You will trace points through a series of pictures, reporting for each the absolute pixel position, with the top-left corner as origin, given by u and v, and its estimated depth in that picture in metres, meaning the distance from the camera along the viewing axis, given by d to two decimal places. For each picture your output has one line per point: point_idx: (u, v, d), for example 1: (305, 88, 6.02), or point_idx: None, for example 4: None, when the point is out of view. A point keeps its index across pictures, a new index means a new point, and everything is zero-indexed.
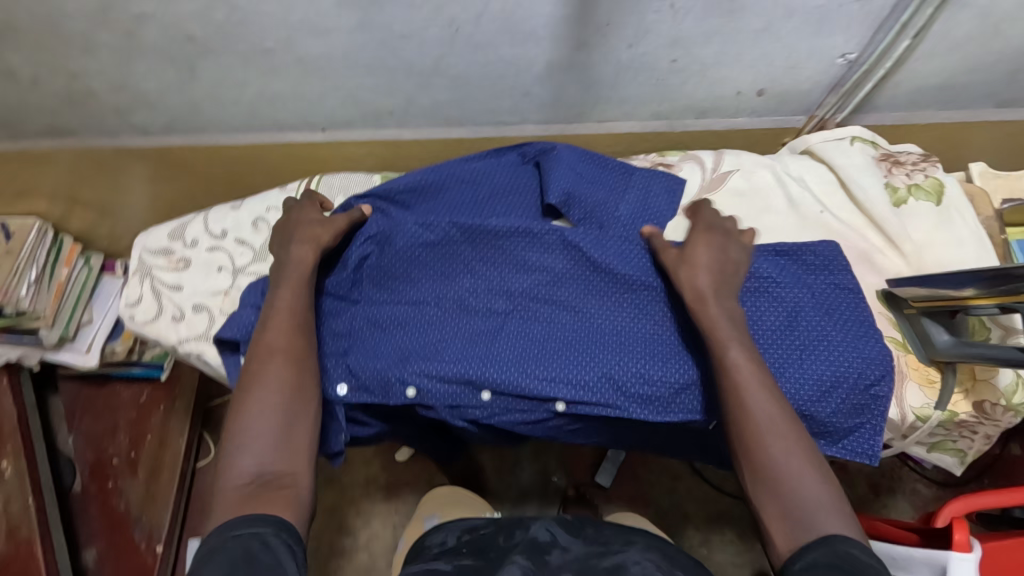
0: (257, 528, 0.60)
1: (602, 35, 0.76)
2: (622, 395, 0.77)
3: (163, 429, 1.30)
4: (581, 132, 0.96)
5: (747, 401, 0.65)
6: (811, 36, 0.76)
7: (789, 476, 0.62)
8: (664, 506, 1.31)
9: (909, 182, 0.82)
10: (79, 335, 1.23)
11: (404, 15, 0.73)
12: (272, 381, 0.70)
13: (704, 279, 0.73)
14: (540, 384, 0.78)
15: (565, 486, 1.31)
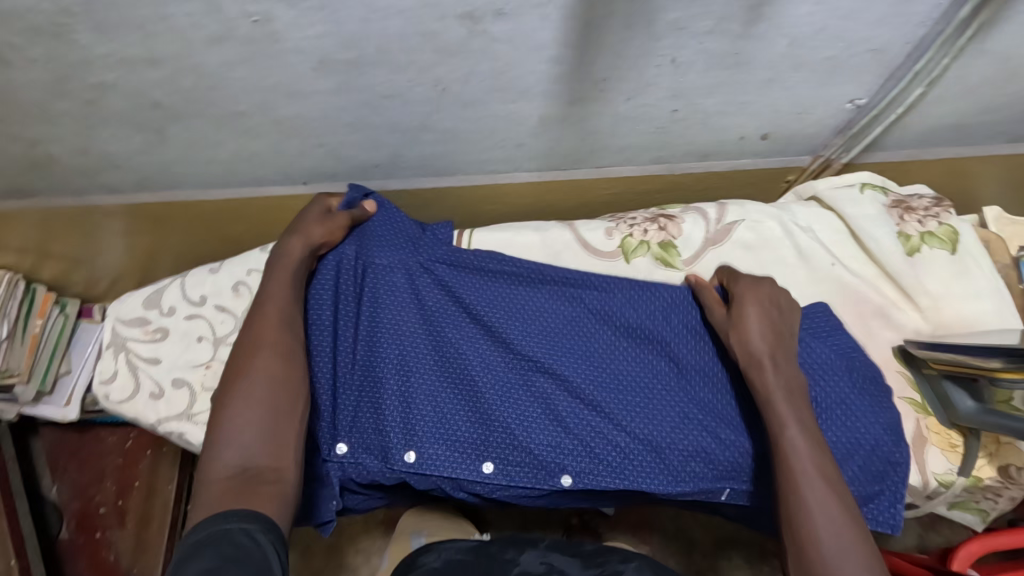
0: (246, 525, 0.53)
1: (599, 90, 0.71)
2: (633, 468, 0.74)
3: (152, 474, 1.24)
4: (577, 177, 0.92)
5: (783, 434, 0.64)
6: (819, 85, 0.72)
7: (816, 504, 0.60)
8: (669, 530, 1.25)
9: (921, 229, 0.78)
10: (59, 386, 1.15)
11: (387, 78, 0.68)
12: (260, 376, 0.66)
13: (757, 342, 0.69)
14: (545, 456, 0.75)
15: (567, 512, 1.26)
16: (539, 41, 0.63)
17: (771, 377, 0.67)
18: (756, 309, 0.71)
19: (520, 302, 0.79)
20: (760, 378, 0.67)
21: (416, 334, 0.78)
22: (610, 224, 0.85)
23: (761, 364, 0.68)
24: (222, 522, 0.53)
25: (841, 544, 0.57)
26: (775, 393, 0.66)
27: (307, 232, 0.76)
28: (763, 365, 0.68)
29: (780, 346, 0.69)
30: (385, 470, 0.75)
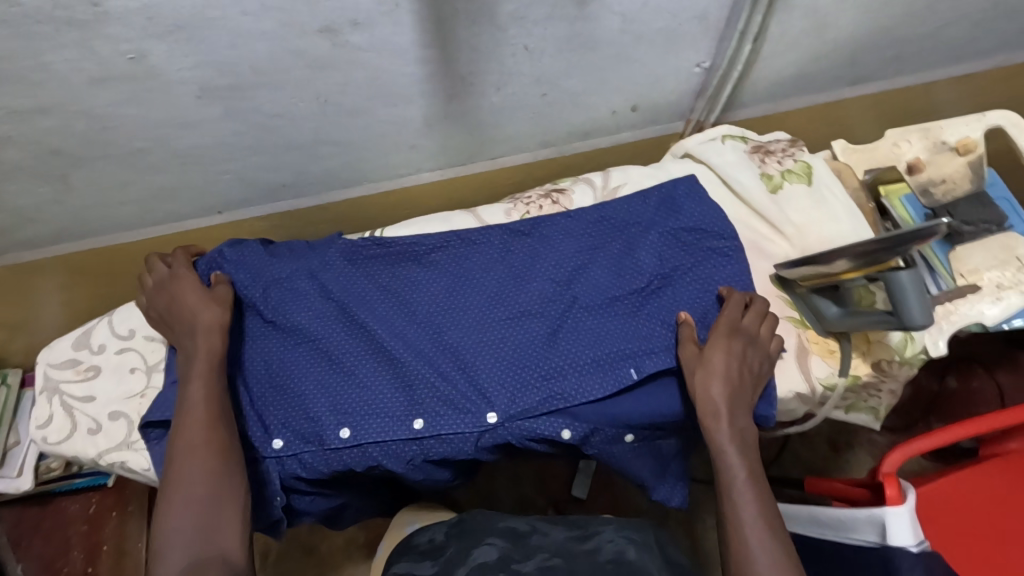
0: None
1: (469, 84, 0.78)
2: (553, 395, 0.79)
3: (121, 536, 1.20)
4: (477, 172, 0.99)
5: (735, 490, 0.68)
6: (663, 54, 0.80)
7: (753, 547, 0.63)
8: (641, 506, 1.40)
9: (781, 168, 0.87)
10: (9, 456, 1.10)
11: (270, 97, 0.73)
12: (199, 476, 0.68)
13: (718, 386, 0.72)
14: (468, 398, 0.80)
15: (544, 504, 1.42)
16: (399, 45, 0.69)
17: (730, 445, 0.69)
18: (721, 353, 0.73)
19: (413, 275, 0.87)
20: (717, 440, 0.70)
21: (322, 325, 0.85)
22: (509, 205, 0.93)
23: (710, 405, 0.71)
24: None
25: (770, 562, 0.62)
26: (725, 440, 0.70)
27: (206, 319, 0.78)
28: (717, 405, 0.71)
29: (735, 392, 0.72)
30: (323, 452, 0.79)
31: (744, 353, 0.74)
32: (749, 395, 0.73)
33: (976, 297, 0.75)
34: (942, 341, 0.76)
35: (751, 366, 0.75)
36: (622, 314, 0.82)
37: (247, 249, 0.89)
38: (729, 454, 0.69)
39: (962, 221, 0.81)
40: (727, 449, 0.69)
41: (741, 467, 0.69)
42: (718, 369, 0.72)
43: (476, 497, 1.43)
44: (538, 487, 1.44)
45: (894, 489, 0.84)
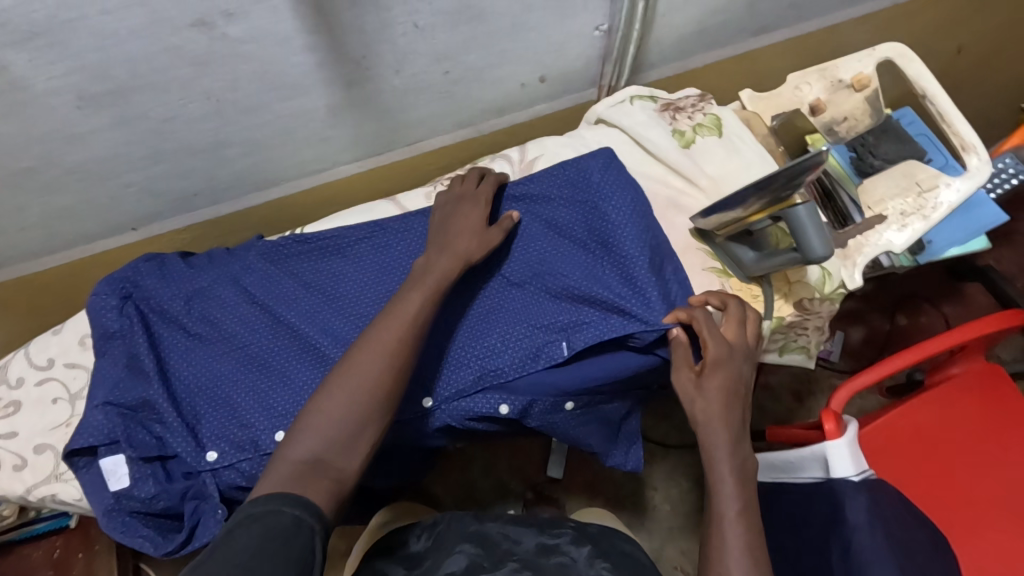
0: (292, 509, 0.54)
1: (365, 69, 0.77)
2: (490, 373, 0.78)
3: None
4: (396, 160, 0.97)
5: (725, 518, 0.64)
6: (559, 20, 0.80)
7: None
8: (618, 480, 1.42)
9: (692, 123, 0.88)
10: None
11: (156, 101, 0.71)
12: (375, 370, 0.64)
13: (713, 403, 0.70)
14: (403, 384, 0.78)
15: (523, 489, 1.42)
16: (281, 33, 0.67)
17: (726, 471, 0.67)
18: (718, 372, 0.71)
19: (337, 271, 0.86)
20: (717, 468, 0.67)
21: (249, 330, 0.83)
22: (430, 189, 0.92)
23: (706, 429, 0.69)
24: (247, 508, 0.54)
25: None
26: (724, 471, 0.67)
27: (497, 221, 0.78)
28: (710, 429, 0.69)
29: (732, 415, 0.70)
30: (260, 458, 0.76)
31: (738, 381, 0.71)
32: (740, 423, 0.71)
33: (883, 228, 0.78)
34: (858, 274, 0.78)
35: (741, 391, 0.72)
36: (552, 283, 0.81)
37: (165, 262, 0.87)
38: (726, 484, 0.66)
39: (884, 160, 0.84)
40: (725, 482, 0.67)
41: (734, 495, 0.66)
42: (714, 386, 0.70)
43: (451, 490, 1.42)
44: (513, 472, 1.44)
45: (832, 424, 0.86)
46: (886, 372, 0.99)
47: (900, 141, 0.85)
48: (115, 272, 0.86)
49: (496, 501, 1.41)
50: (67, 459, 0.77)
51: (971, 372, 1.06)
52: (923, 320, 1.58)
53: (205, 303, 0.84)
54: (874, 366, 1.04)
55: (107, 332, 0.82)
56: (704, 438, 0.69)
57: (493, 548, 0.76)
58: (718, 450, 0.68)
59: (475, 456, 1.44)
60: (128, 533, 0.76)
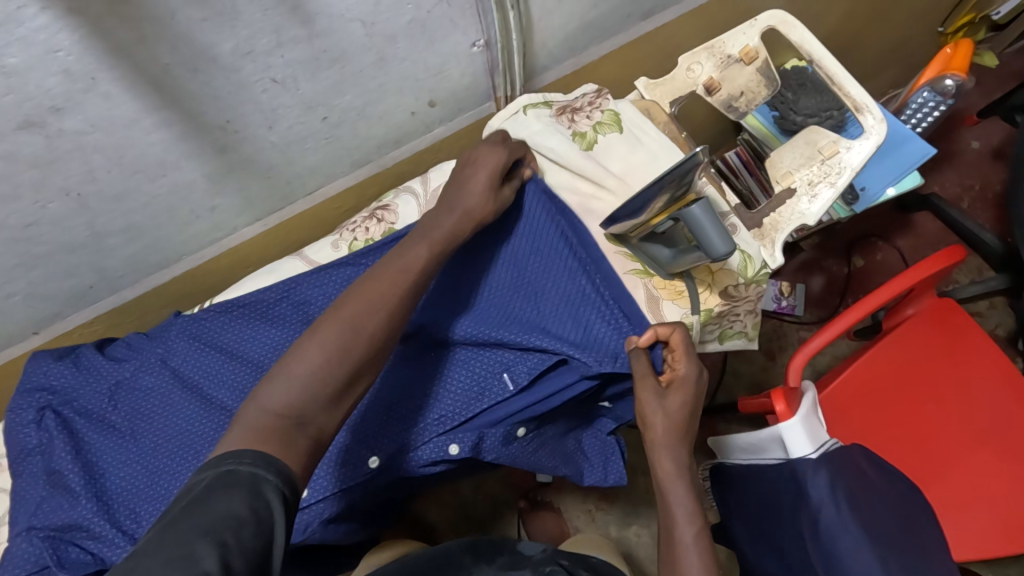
0: (276, 478, 0.46)
1: (233, 132, 0.73)
2: (442, 419, 0.76)
3: None
4: (301, 210, 0.93)
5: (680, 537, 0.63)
6: (428, 45, 0.77)
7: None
8: None
9: (591, 122, 0.86)
10: None
11: (10, 208, 0.66)
12: (370, 321, 0.59)
13: (663, 413, 0.68)
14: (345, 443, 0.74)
15: (514, 498, 1.40)
16: (124, 116, 0.63)
17: (678, 488, 0.66)
18: (684, 382, 0.70)
19: (264, 336, 0.81)
20: (666, 488, 0.67)
21: (178, 416, 0.78)
22: (336, 237, 0.88)
23: (656, 444, 0.68)
24: (229, 461, 0.46)
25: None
26: (680, 495, 0.66)
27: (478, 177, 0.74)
28: (664, 448, 0.68)
29: (684, 430, 0.69)
30: None
31: (693, 396, 0.70)
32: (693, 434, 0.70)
33: (794, 200, 0.76)
34: (777, 252, 0.76)
35: (699, 404, 0.71)
36: (488, 316, 0.79)
37: (79, 356, 0.82)
38: (678, 501, 0.66)
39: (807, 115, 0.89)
40: (677, 502, 0.65)
41: (690, 511, 0.65)
42: (675, 400, 0.69)
43: (442, 514, 1.39)
44: (502, 483, 1.41)
45: (782, 405, 0.87)
46: (837, 333, 0.94)
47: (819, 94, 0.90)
48: (24, 378, 0.80)
49: (490, 516, 1.40)
50: None
51: (925, 311, 1.01)
52: (879, 257, 1.58)
53: (128, 397, 0.80)
54: (825, 326, 0.99)
55: (26, 449, 0.77)
56: (656, 458, 0.68)
57: None
58: (670, 468, 0.67)
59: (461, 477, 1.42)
60: None
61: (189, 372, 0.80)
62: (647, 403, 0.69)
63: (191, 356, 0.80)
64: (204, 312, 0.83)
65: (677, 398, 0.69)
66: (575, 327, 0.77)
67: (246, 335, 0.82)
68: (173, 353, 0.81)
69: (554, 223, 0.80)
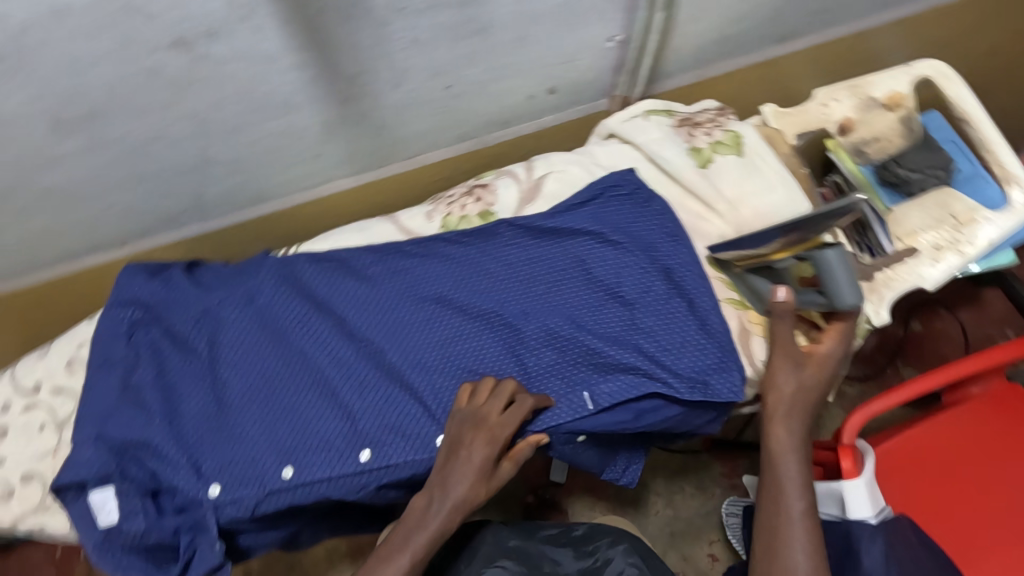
0: None
1: (360, 85, 0.71)
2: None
3: None
4: (396, 173, 0.93)
5: (789, 515, 0.64)
6: (568, 32, 0.74)
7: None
8: (621, 485, 1.39)
9: (710, 140, 0.83)
10: None
11: (137, 123, 0.66)
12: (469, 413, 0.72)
13: (789, 385, 0.67)
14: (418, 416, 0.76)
15: (523, 493, 1.39)
16: (267, 52, 0.62)
17: (793, 463, 0.66)
18: (827, 359, 0.68)
19: (349, 292, 0.82)
20: (773, 452, 0.67)
21: (256, 356, 0.81)
22: (430, 209, 0.87)
23: (776, 414, 0.67)
24: None
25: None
26: (790, 465, 0.66)
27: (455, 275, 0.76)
28: (785, 419, 0.67)
29: (806, 404, 0.68)
30: (265, 492, 0.75)
31: (825, 369, 0.68)
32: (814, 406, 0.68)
33: (915, 261, 0.73)
34: (884, 310, 0.72)
35: (828, 378, 0.69)
36: (574, 317, 0.77)
37: (170, 277, 0.85)
38: (791, 476, 0.65)
39: (910, 171, 0.80)
40: (791, 477, 0.65)
41: (799, 483, 0.65)
42: (810, 373, 0.68)
43: None
44: (516, 477, 1.41)
45: (849, 462, 0.83)
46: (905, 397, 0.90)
47: (926, 151, 0.81)
48: (117, 291, 0.85)
49: (497, 508, 1.39)
50: (55, 493, 0.75)
51: (992, 393, 0.97)
52: (938, 324, 1.52)
53: (210, 325, 0.82)
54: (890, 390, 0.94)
55: (112, 359, 0.81)
56: (771, 426, 0.67)
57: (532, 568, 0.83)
58: (784, 439, 0.67)
59: None
60: (119, 568, 0.74)
61: (273, 315, 0.82)
62: (780, 371, 0.67)
63: (278, 300, 0.83)
64: (297, 258, 0.85)
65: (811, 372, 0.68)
66: (662, 345, 0.75)
67: (333, 289, 0.83)
68: (261, 293, 0.83)
69: (658, 240, 0.78)
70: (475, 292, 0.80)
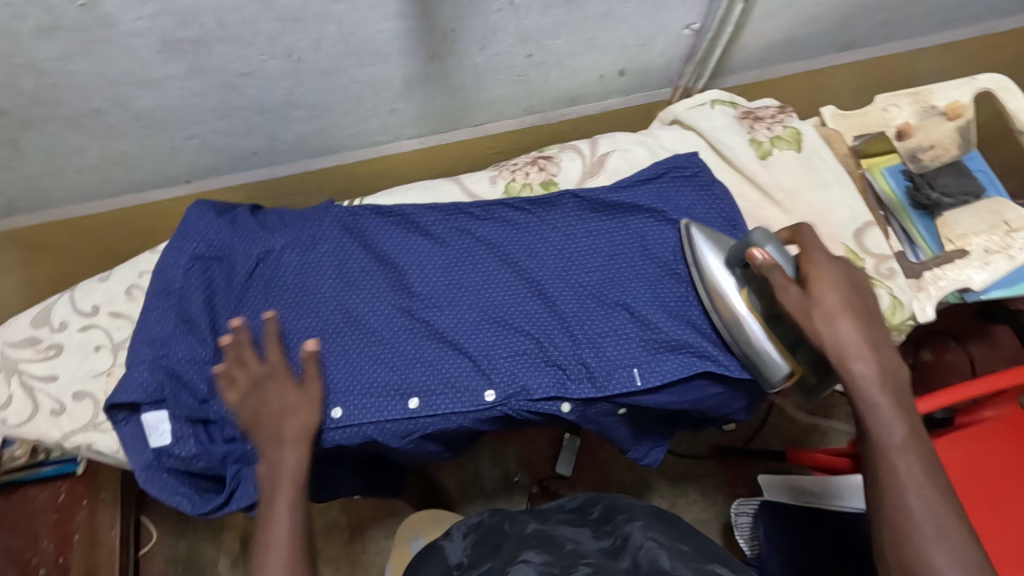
0: None
1: (451, 43, 0.74)
2: (559, 382, 0.77)
3: (92, 525, 1.26)
4: (459, 139, 0.95)
5: (897, 453, 0.63)
6: (652, 13, 0.78)
7: (938, 526, 0.59)
8: (627, 481, 1.39)
9: (771, 134, 0.86)
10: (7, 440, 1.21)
11: (237, 53, 0.69)
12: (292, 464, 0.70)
13: (846, 326, 0.66)
14: (468, 371, 0.78)
15: (529, 483, 1.39)
16: None
17: (879, 392, 0.65)
18: (835, 294, 0.68)
19: (410, 246, 0.84)
20: (858, 390, 0.65)
21: (313, 298, 0.82)
22: (494, 174, 0.90)
23: (846, 351, 0.66)
24: None
25: (947, 536, 0.59)
26: (877, 399, 0.65)
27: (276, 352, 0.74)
28: (861, 357, 0.65)
29: (873, 337, 0.67)
30: (315, 430, 0.77)
31: (852, 294, 0.69)
32: (876, 336, 0.67)
33: (964, 263, 0.77)
34: (929, 307, 0.76)
35: (864, 300, 0.69)
36: (629, 291, 0.79)
37: (236, 216, 0.86)
38: (884, 408, 0.64)
39: (942, 194, 0.82)
40: (884, 408, 0.64)
41: (894, 416, 0.64)
42: (833, 308, 0.67)
43: (455, 476, 1.40)
44: (521, 465, 1.41)
45: None
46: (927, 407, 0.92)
47: (958, 173, 0.84)
48: (183, 225, 0.85)
49: (501, 493, 1.39)
50: (109, 410, 0.77)
51: (1005, 416, 0.95)
52: (948, 356, 1.47)
53: (271, 263, 0.84)
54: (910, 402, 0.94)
55: (170, 286, 0.82)
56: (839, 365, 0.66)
57: (557, 548, 0.67)
58: (866, 370, 0.65)
59: (482, 452, 1.42)
60: (165, 490, 0.77)
61: (333, 260, 0.84)
62: (810, 316, 0.67)
63: (340, 248, 0.84)
64: (361, 209, 0.87)
65: (829, 299, 0.68)
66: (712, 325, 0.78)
67: (393, 243, 0.85)
68: (322, 239, 0.85)
69: (719, 224, 0.81)
70: (533, 259, 0.82)
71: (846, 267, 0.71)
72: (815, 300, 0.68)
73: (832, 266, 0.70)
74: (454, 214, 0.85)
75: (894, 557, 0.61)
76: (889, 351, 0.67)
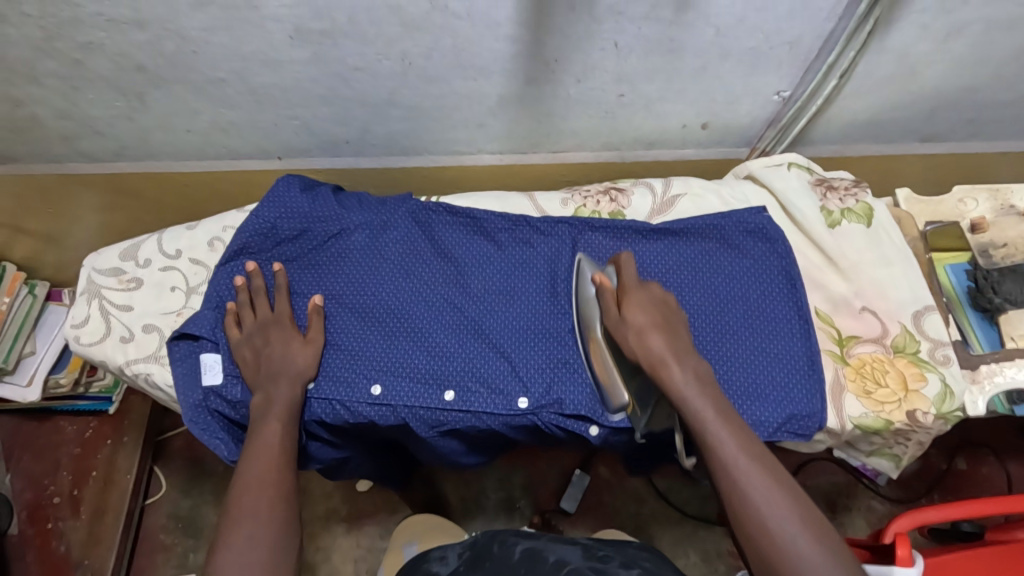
0: None
1: (551, 71, 0.79)
2: (592, 402, 0.78)
3: (109, 466, 1.29)
4: (536, 162, 0.99)
5: (709, 427, 0.64)
6: (746, 75, 0.81)
7: (768, 490, 0.61)
8: (629, 531, 1.36)
9: (842, 206, 0.87)
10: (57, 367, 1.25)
11: (356, 49, 0.75)
12: (280, 392, 0.76)
13: (656, 342, 0.70)
14: (505, 375, 0.80)
15: (530, 512, 1.38)
16: (494, 19, 0.70)
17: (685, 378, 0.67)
18: (643, 314, 0.72)
19: (471, 247, 0.88)
20: (670, 381, 0.68)
21: (372, 279, 0.86)
22: (567, 196, 0.94)
23: (655, 359, 0.69)
24: None
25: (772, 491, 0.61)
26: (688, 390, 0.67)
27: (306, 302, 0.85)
28: (667, 362, 0.69)
29: (679, 347, 0.71)
30: (352, 404, 0.80)
31: (662, 312, 0.73)
32: (687, 346, 0.72)
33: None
34: (981, 401, 0.77)
35: (671, 318, 0.74)
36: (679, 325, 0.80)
37: (319, 194, 0.91)
38: (685, 388, 0.67)
39: (1005, 300, 0.83)
40: (683, 385, 0.67)
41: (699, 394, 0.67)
42: (645, 325, 0.71)
43: (459, 490, 1.40)
44: (526, 492, 1.40)
45: (905, 550, 0.83)
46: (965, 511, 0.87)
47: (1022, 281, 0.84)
48: (272, 190, 0.91)
49: (501, 515, 1.37)
50: (171, 341, 0.84)
51: None
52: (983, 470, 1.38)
53: (340, 239, 0.88)
54: (948, 504, 0.88)
55: (246, 245, 0.88)
56: (657, 365, 0.69)
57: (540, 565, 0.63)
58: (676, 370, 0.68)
59: (489, 471, 1.41)
60: (206, 432, 0.81)
61: (399, 247, 0.88)
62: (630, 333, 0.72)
63: (405, 236, 0.88)
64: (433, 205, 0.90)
65: (637, 317, 0.72)
66: (755, 374, 0.77)
67: (453, 240, 0.88)
68: (387, 224, 0.88)
69: (779, 284, 0.82)
70: None
71: (657, 292, 0.76)
72: (627, 323, 0.72)
73: (644, 291, 0.75)
74: (515, 223, 0.88)
75: (745, 538, 0.61)
76: (697, 358, 0.71)
